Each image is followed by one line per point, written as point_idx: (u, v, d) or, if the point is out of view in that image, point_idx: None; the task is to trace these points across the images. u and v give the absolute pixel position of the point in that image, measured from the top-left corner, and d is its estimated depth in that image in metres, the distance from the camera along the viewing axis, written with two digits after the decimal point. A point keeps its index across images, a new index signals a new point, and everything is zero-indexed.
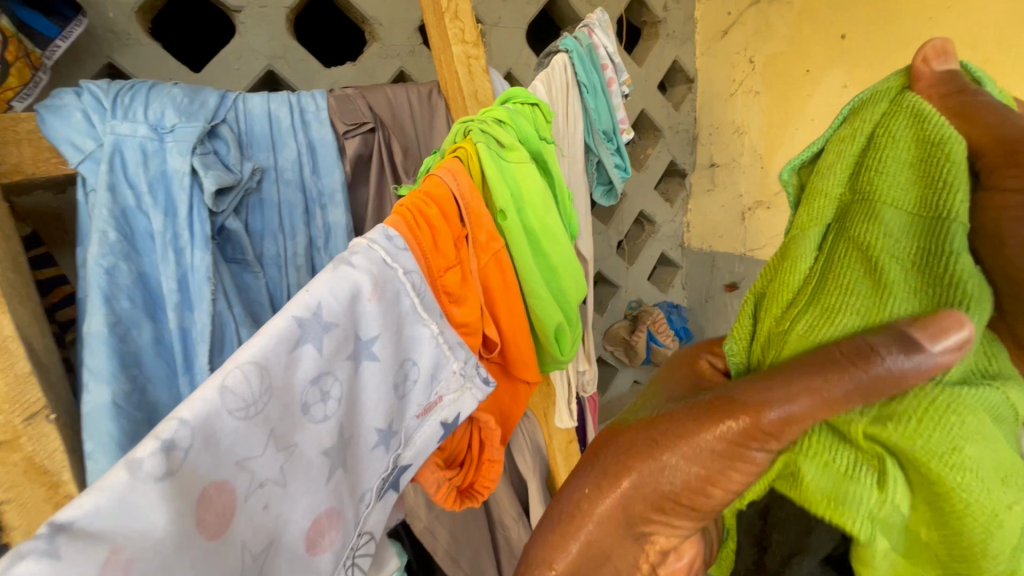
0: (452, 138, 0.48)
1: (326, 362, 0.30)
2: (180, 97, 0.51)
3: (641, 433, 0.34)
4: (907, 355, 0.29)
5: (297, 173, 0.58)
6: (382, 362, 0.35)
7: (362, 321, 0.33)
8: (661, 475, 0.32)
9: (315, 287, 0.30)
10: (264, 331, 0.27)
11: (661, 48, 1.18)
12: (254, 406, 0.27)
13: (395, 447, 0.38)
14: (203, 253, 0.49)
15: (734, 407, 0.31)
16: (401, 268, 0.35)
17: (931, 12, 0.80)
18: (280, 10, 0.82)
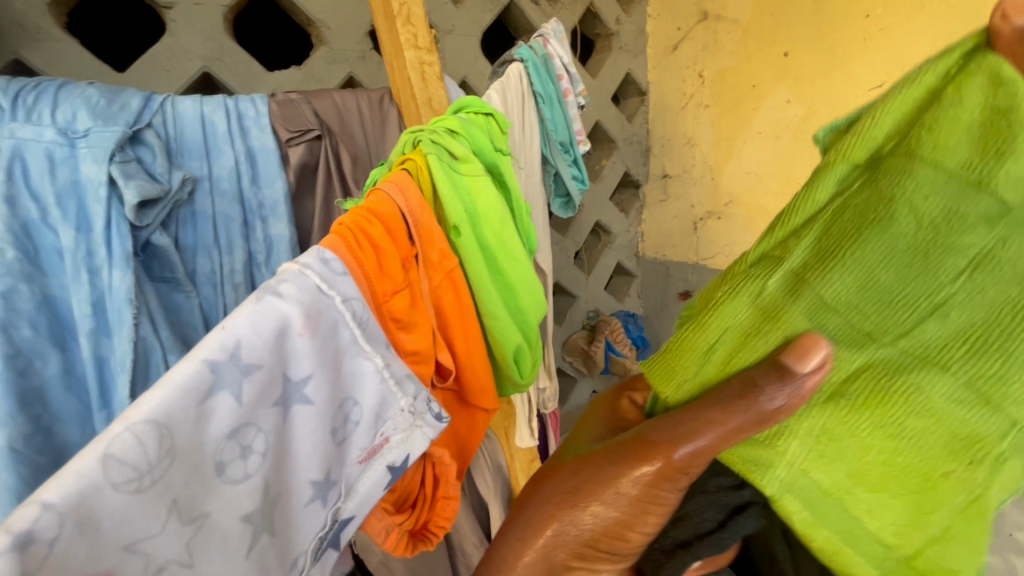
0: (401, 149, 0.46)
1: (246, 412, 0.27)
2: (96, 99, 0.46)
3: (562, 481, 0.38)
4: (783, 382, 0.29)
5: (234, 183, 0.53)
6: (316, 405, 0.31)
7: (292, 358, 0.29)
8: (577, 525, 0.36)
9: (233, 322, 0.27)
10: (167, 379, 0.24)
11: (614, 61, 1.19)
12: (150, 474, 0.23)
13: (335, 500, 0.34)
14: (125, 274, 0.43)
15: (647, 450, 0.34)
16: (339, 294, 0.32)
17: (865, 34, 0.84)
18: (217, 9, 0.77)
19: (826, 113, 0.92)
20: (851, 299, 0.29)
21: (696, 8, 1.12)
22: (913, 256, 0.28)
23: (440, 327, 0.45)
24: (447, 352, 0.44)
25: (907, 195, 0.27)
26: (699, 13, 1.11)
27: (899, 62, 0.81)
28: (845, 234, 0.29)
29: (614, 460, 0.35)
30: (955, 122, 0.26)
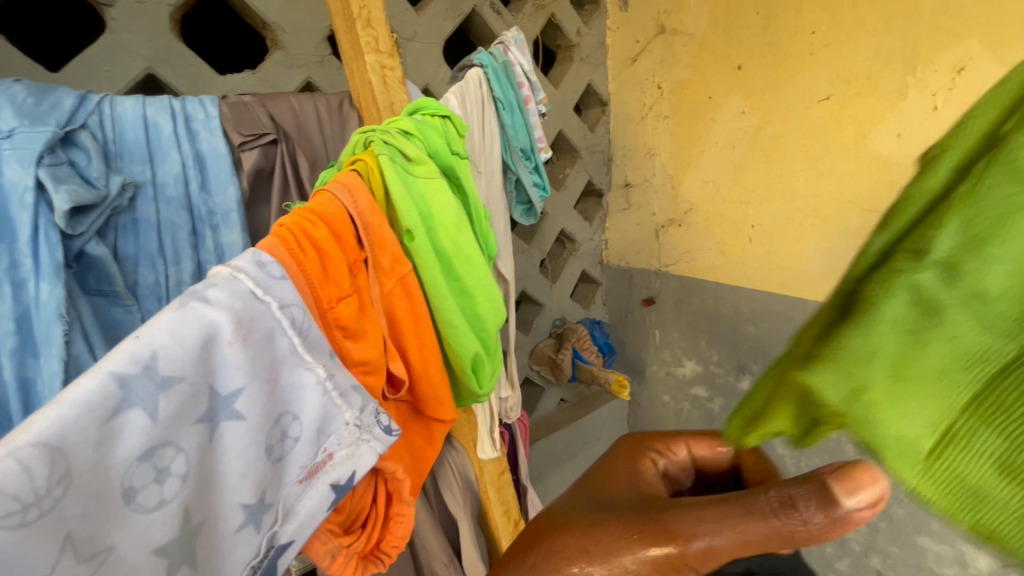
0: (351, 149, 0.44)
1: (162, 431, 0.24)
2: (21, 96, 0.42)
3: (574, 537, 0.36)
4: (823, 511, 0.31)
5: (181, 190, 0.50)
6: (250, 420, 0.28)
7: (220, 370, 0.26)
8: None
9: (149, 331, 0.24)
10: (65, 396, 0.21)
11: (576, 72, 1.21)
12: (38, 506, 0.20)
13: (269, 525, 0.30)
14: (53, 287, 0.40)
15: (663, 533, 0.34)
16: (276, 301, 0.29)
17: (812, 49, 0.88)
18: (163, 8, 0.73)
19: (778, 124, 0.96)
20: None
21: (653, 23, 1.15)
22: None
23: (392, 335, 0.43)
24: (399, 361, 0.42)
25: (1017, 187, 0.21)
26: (656, 27, 1.15)
27: (842, 74, 0.85)
28: None
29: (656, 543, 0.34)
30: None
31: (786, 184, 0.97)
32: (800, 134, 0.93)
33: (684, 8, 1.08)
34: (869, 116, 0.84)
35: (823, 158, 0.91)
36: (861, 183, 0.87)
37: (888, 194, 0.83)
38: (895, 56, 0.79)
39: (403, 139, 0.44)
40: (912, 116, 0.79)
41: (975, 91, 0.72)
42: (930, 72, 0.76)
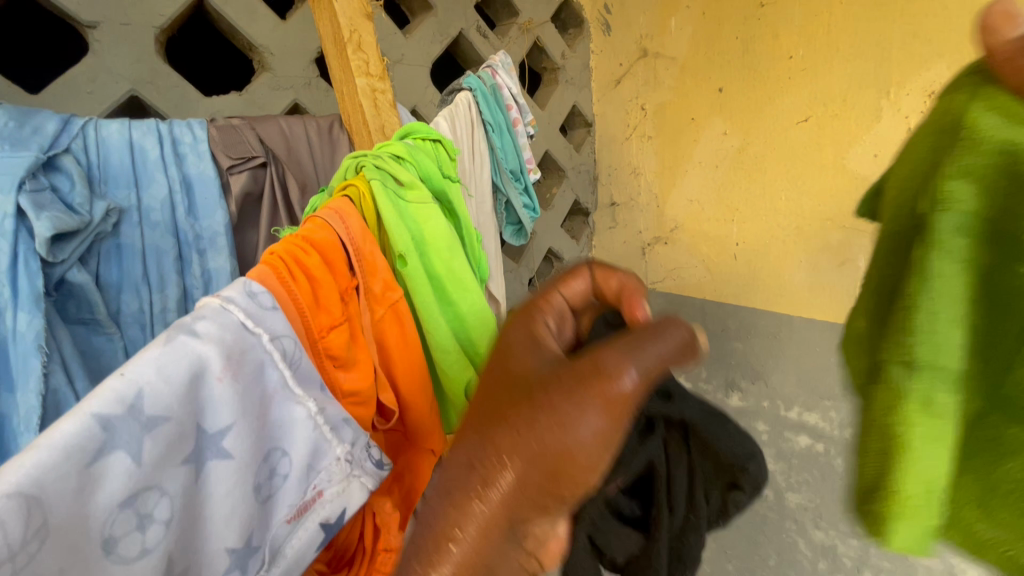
0: (343, 174, 0.43)
1: (148, 473, 0.23)
2: (3, 121, 0.41)
3: (506, 427, 0.27)
4: (690, 333, 0.30)
5: (168, 215, 0.49)
6: (239, 459, 0.27)
7: (207, 408, 0.25)
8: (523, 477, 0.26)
9: (135, 368, 0.23)
10: (45, 439, 0.20)
11: (561, 93, 1.23)
12: (13, 561, 0.19)
13: (256, 570, 0.28)
14: (32, 317, 0.38)
15: (591, 374, 0.27)
16: (267, 332, 0.28)
17: (791, 73, 0.91)
18: (148, 30, 0.72)
19: (759, 144, 0.98)
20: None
21: (636, 46, 1.18)
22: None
23: (383, 363, 0.42)
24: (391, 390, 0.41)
25: (955, 213, 0.26)
26: (639, 50, 1.17)
27: (819, 97, 0.88)
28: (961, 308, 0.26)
29: (586, 397, 0.26)
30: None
31: (768, 203, 1.00)
32: (780, 155, 0.96)
33: (665, 33, 1.11)
34: (847, 137, 0.86)
35: (803, 178, 0.93)
36: (838, 201, 0.89)
37: None
38: (870, 80, 0.82)
39: (394, 163, 0.44)
40: (887, 138, 0.82)
41: None
42: (903, 96, 0.79)
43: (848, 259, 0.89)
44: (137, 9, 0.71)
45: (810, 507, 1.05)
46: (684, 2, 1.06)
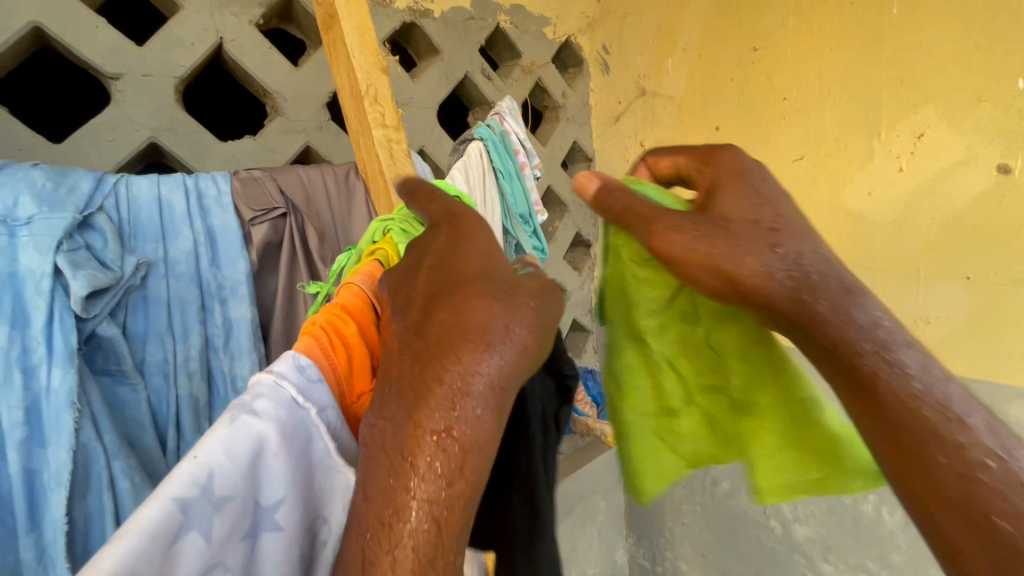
0: (370, 237, 0.45)
1: (215, 553, 0.24)
2: (41, 182, 0.43)
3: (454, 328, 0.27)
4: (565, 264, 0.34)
5: (192, 266, 0.51)
6: (290, 534, 0.27)
7: (264, 483, 0.26)
8: (474, 377, 0.25)
9: (204, 450, 0.24)
10: (130, 527, 0.21)
11: (562, 130, 1.26)
12: None
13: None
14: (65, 373, 0.40)
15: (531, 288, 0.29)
16: (313, 406, 0.29)
17: (783, 114, 0.95)
18: (168, 80, 0.75)
19: None
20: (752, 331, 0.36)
21: (634, 85, 1.23)
22: (708, 288, 0.32)
23: None
24: None
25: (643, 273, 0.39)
26: (637, 89, 1.22)
27: (812, 136, 0.91)
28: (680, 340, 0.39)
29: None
30: (728, 199, 0.34)
31: None
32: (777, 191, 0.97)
33: (662, 74, 1.16)
34: (841, 175, 0.88)
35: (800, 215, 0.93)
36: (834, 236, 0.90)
37: (861, 247, 0.87)
38: (861, 121, 0.85)
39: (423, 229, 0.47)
40: (880, 178, 0.83)
41: (936, 155, 0.77)
42: (893, 137, 0.81)
43: None
44: (158, 60, 0.74)
45: (818, 541, 0.97)
46: (681, 44, 1.11)
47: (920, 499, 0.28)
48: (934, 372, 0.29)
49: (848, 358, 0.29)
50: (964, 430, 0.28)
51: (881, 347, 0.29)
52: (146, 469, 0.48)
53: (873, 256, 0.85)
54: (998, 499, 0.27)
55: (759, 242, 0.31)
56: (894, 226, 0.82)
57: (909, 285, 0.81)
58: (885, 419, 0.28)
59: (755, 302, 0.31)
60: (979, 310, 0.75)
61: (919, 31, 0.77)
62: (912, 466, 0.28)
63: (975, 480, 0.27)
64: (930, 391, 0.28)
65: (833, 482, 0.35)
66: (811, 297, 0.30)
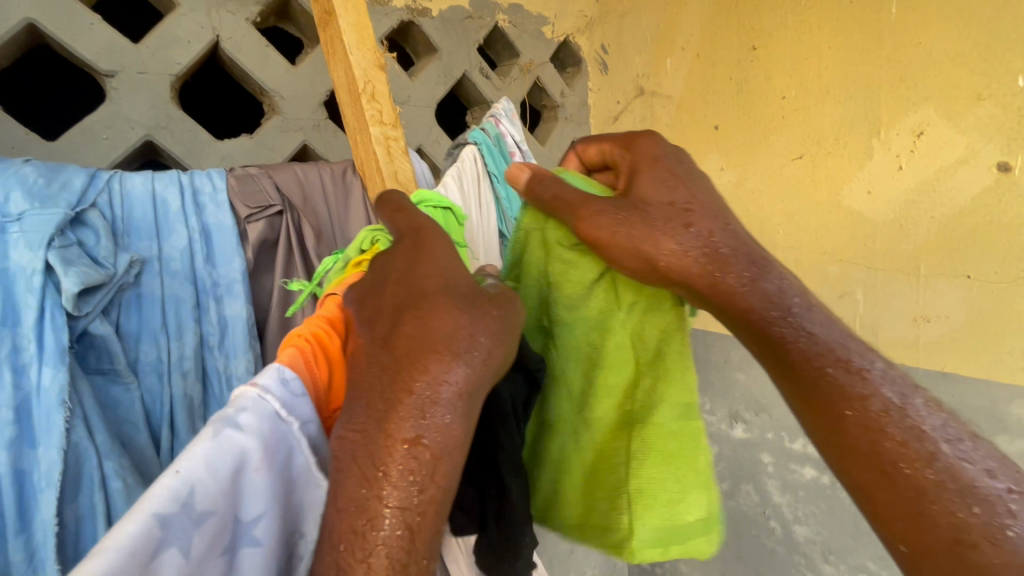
0: (357, 245, 0.40)
1: (192, 570, 0.23)
2: (33, 178, 0.42)
3: (417, 336, 0.26)
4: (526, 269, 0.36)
5: (187, 264, 0.50)
6: (269, 551, 0.26)
7: (244, 498, 0.25)
8: (441, 386, 0.25)
9: (185, 464, 0.23)
10: (108, 543, 0.21)
11: (560, 130, 1.26)
12: None
13: None
14: (56, 372, 0.39)
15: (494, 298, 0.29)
16: (297, 419, 0.28)
17: (783, 112, 0.94)
18: (164, 77, 0.74)
19: (755, 179, 0.99)
20: (668, 329, 0.39)
21: (633, 85, 1.23)
22: (636, 274, 0.36)
23: None
24: None
25: (569, 263, 0.40)
26: (636, 89, 1.22)
27: (813, 135, 0.90)
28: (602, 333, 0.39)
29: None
30: (646, 182, 0.37)
31: (765, 236, 0.98)
32: (776, 190, 0.96)
33: (661, 72, 1.16)
34: (841, 174, 0.87)
35: (799, 214, 0.93)
36: (835, 235, 0.88)
37: (862, 245, 0.84)
38: (861, 119, 0.84)
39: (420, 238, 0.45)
40: (879, 176, 0.83)
41: (935, 153, 0.77)
42: (893, 135, 0.81)
43: (847, 292, 0.86)
44: (154, 58, 0.73)
45: (820, 541, 0.95)
46: (680, 43, 1.11)
47: (838, 446, 0.31)
48: (835, 333, 0.33)
49: (757, 324, 0.34)
50: (863, 383, 0.31)
51: (783, 312, 0.33)
52: (139, 471, 0.47)
53: (873, 254, 0.83)
54: (900, 446, 0.30)
55: (675, 223, 0.35)
56: (894, 224, 0.81)
57: (909, 285, 0.79)
58: (795, 373, 0.33)
59: (678, 281, 0.35)
60: (981, 308, 0.73)
61: (918, 30, 0.77)
62: (823, 415, 0.32)
63: (877, 427, 0.30)
64: (827, 350, 0.32)
65: (682, 506, 0.38)
66: (722, 269, 0.34)
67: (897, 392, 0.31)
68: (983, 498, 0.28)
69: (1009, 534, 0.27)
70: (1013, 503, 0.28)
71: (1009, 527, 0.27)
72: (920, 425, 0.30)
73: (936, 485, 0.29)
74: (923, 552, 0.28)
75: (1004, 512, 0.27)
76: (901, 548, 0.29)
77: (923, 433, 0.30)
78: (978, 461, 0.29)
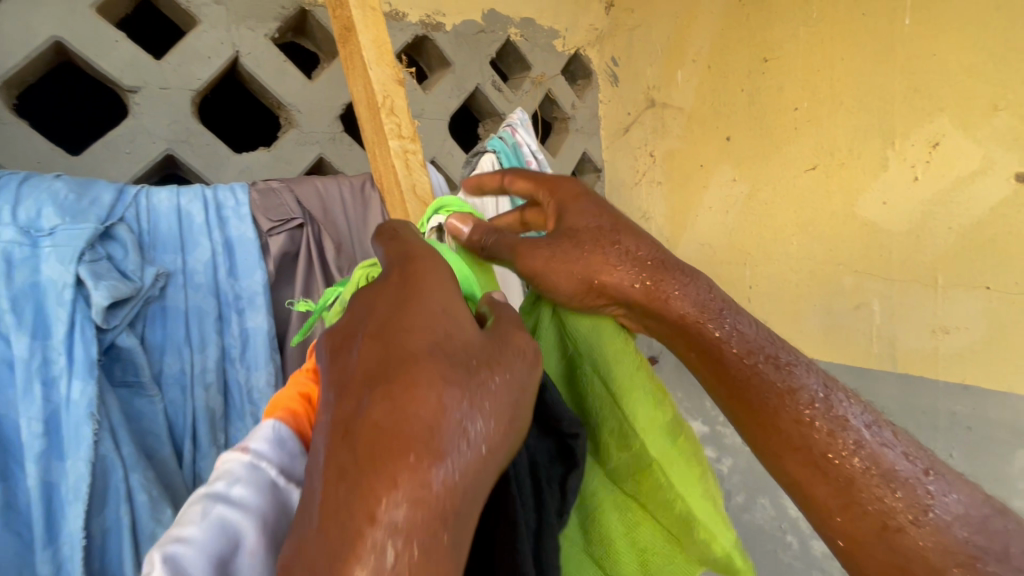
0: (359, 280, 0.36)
1: None
2: (64, 193, 0.43)
3: (391, 424, 0.19)
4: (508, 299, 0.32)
5: (210, 277, 0.51)
6: None
7: None
8: (421, 500, 0.17)
9: (173, 546, 0.20)
10: None
11: (571, 142, 1.26)
12: None
13: None
14: (85, 385, 0.40)
15: (494, 359, 0.23)
16: (296, 488, 0.25)
17: (796, 124, 0.95)
18: (185, 92, 0.75)
19: (768, 190, 0.99)
20: (621, 348, 0.36)
21: (644, 97, 1.24)
22: (575, 297, 0.35)
23: None
24: None
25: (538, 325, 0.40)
26: (647, 100, 1.23)
27: (826, 145, 0.90)
28: (579, 378, 0.37)
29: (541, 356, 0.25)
30: (574, 214, 0.36)
31: (780, 247, 0.97)
32: (789, 200, 0.96)
33: (672, 84, 1.17)
34: (855, 185, 0.87)
35: (813, 224, 0.92)
36: (850, 246, 0.87)
37: (877, 255, 0.84)
38: (874, 131, 0.84)
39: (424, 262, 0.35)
40: (895, 187, 0.82)
41: (952, 163, 0.76)
42: (908, 147, 0.81)
43: (862, 303, 0.86)
44: (176, 74, 0.75)
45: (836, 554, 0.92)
46: (690, 56, 1.12)
47: (772, 446, 0.30)
48: (759, 333, 0.32)
49: (690, 329, 0.32)
50: (790, 376, 0.31)
51: (713, 315, 0.32)
52: (163, 481, 0.47)
53: (889, 264, 0.82)
54: (828, 437, 0.29)
55: (605, 237, 0.35)
56: (910, 234, 0.80)
57: (927, 295, 0.78)
58: (728, 375, 0.31)
59: (614, 297, 0.34)
60: (1001, 320, 0.72)
61: (930, 42, 0.78)
62: (758, 412, 0.30)
63: (807, 421, 0.29)
64: (757, 349, 0.32)
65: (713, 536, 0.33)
66: (652, 275, 0.33)
67: (821, 383, 0.31)
68: (902, 481, 0.27)
69: (927, 517, 0.26)
70: (930, 484, 0.27)
71: (929, 510, 0.26)
72: (843, 415, 0.29)
73: (863, 473, 0.28)
74: (862, 547, 0.27)
75: (924, 494, 0.27)
76: (838, 542, 0.28)
77: (845, 422, 0.29)
78: (897, 445, 0.29)
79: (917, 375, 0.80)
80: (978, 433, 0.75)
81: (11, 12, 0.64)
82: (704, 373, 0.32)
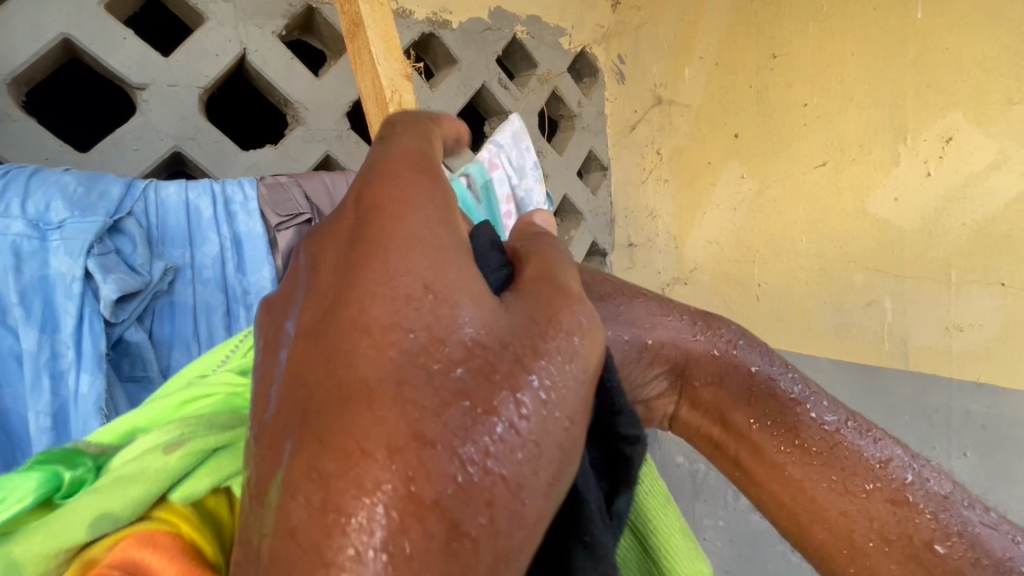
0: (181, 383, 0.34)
1: None
2: (72, 186, 0.43)
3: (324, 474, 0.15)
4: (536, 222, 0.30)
5: (218, 272, 0.50)
6: None
7: None
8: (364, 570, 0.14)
9: None
10: None
11: (577, 139, 1.26)
12: None
13: None
14: (93, 379, 0.41)
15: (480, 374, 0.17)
16: None
17: (805, 120, 0.93)
18: (192, 89, 0.75)
19: (778, 187, 0.98)
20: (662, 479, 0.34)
21: (651, 94, 1.23)
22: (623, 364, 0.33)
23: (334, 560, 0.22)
24: None
25: None
26: (654, 97, 1.22)
27: (837, 141, 0.89)
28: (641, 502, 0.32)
29: (582, 362, 0.19)
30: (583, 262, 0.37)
31: (789, 244, 0.97)
32: (799, 197, 0.95)
33: (679, 81, 1.16)
34: (866, 181, 0.86)
35: (823, 221, 0.91)
36: (860, 244, 0.86)
37: (888, 253, 0.83)
38: (885, 126, 0.83)
39: (201, 382, 0.32)
40: (907, 182, 0.81)
41: (964, 159, 0.75)
42: (919, 142, 0.80)
43: (874, 299, 0.84)
44: (184, 71, 0.75)
45: None
46: (698, 53, 1.12)
47: (861, 545, 0.29)
48: (838, 411, 0.32)
49: (767, 396, 0.32)
50: (877, 446, 0.31)
51: (780, 371, 0.34)
52: None
53: (900, 261, 0.81)
54: (932, 519, 0.28)
55: (631, 288, 0.35)
56: (922, 231, 0.79)
57: (940, 292, 0.77)
58: (811, 448, 0.31)
59: (672, 366, 0.34)
60: (1017, 318, 0.70)
61: (945, 35, 0.77)
62: (845, 486, 0.29)
63: (906, 502, 0.29)
64: (835, 415, 0.32)
65: None
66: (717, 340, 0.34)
67: (907, 453, 0.31)
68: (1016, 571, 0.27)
69: None
70: None
71: None
72: (938, 491, 0.29)
73: (971, 563, 0.27)
74: None
75: None
76: None
77: (946, 501, 0.29)
78: (1000, 525, 0.28)
79: (929, 374, 0.79)
80: (994, 432, 0.74)
81: (21, 9, 0.64)
82: (773, 448, 0.31)
